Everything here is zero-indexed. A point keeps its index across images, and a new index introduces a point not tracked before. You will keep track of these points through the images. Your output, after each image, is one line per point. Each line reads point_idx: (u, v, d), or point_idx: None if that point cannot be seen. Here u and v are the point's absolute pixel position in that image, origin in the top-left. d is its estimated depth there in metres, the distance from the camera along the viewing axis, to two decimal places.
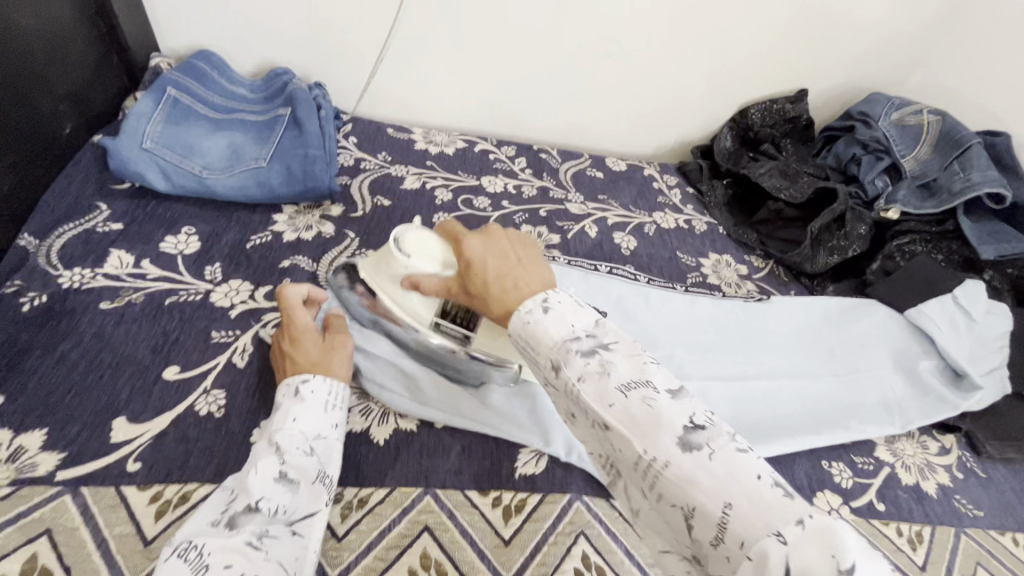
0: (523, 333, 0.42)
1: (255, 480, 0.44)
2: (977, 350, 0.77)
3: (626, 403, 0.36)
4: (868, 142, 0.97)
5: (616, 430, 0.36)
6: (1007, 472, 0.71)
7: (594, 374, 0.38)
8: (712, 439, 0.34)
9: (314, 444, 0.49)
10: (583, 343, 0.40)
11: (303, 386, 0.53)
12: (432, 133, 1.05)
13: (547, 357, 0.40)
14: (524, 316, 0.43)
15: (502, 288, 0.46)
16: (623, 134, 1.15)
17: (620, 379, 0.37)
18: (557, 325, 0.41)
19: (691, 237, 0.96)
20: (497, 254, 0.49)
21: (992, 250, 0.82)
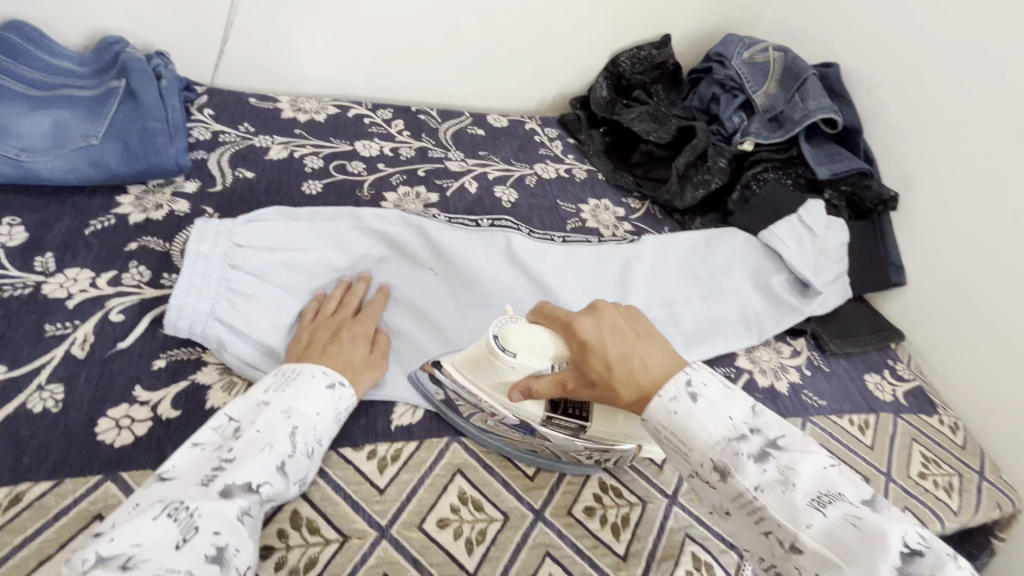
0: (668, 423, 0.47)
1: (261, 459, 0.44)
2: (821, 262, 0.86)
3: (826, 523, 0.39)
4: (724, 81, 1.03)
5: (812, 549, 0.39)
6: (847, 364, 0.81)
7: (772, 485, 0.42)
8: (933, 564, 0.36)
9: (315, 449, 0.49)
10: (748, 446, 0.44)
11: (340, 386, 0.53)
12: (301, 100, 1.00)
13: (707, 458, 0.44)
14: (669, 405, 0.47)
15: (628, 371, 0.49)
16: (503, 90, 1.15)
17: (808, 494, 0.41)
18: (712, 424, 0.45)
19: (571, 185, 0.99)
20: (612, 334, 0.51)
21: (826, 170, 0.91)
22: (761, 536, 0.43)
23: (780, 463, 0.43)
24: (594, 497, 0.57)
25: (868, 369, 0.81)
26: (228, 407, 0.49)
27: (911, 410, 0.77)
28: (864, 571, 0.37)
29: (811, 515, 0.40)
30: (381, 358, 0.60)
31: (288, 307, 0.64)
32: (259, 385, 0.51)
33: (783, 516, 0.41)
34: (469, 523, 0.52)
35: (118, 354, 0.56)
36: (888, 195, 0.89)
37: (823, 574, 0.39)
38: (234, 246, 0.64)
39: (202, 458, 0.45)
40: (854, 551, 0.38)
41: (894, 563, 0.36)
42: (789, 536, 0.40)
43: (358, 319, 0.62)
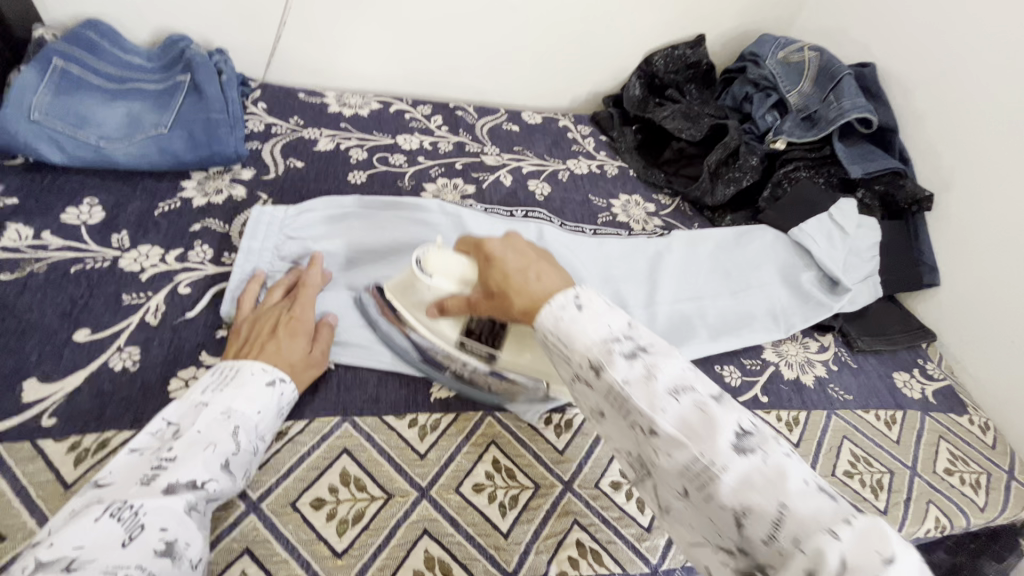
0: (555, 328, 0.45)
1: (205, 459, 0.45)
2: (852, 261, 0.87)
3: (679, 408, 0.39)
4: (758, 81, 1.05)
5: (669, 435, 0.38)
6: (875, 361, 0.82)
7: (637, 378, 0.41)
8: (761, 444, 0.37)
9: (258, 444, 0.50)
10: (623, 346, 0.43)
11: (279, 381, 0.53)
12: (346, 96, 1.05)
13: (585, 357, 0.43)
14: (556, 312, 0.45)
15: (524, 282, 0.49)
16: (538, 87, 1.18)
17: (669, 385, 0.40)
18: (592, 326, 0.44)
19: (603, 180, 1.02)
20: (516, 252, 0.52)
21: (859, 169, 0.91)
22: (627, 428, 0.42)
23: (648, 361, 0.42)
24: (621, 473, 0.59)
25: (896, 367, 0.82)
26: (166, 411, 0.49)
27: (939, 409, 0.78)
28: (706, 449, 0.37)
29: (665, 401, 0.39)
30: (322, 354, 0.59)
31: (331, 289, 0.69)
32: (197, 386, 0.51)
33: (644, 403, 0.40)
34: (502, 489, 0.55)
35: (186, 323, 0.62)
36: (923, 195, 0.89)
37: (672, 455, 0.38)
38: (284, 238, 0.72)
39: (141, 461, 0.45)
40: (699, 431, 0.38)
41: (729, 440, 0.37)
42: (647, 421, 0.40)
43: (296, 309, 0.60)
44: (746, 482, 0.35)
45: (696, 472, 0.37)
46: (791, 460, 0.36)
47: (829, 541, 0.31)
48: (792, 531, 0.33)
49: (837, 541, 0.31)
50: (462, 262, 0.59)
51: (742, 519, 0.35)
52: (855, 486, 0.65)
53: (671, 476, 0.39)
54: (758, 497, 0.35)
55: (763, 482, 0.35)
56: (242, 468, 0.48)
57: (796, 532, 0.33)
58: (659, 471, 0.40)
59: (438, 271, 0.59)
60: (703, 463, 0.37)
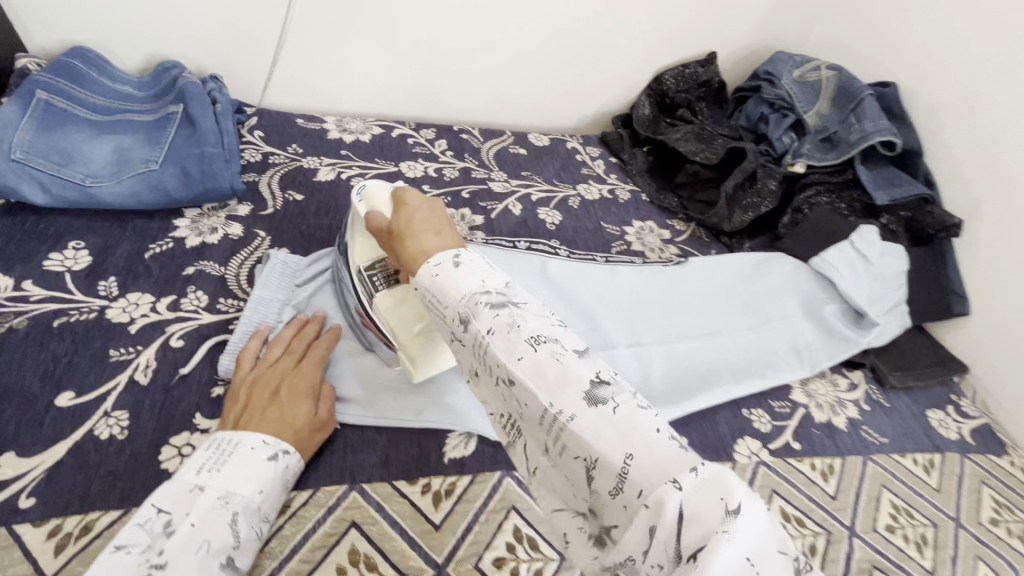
0: (429, 284, 0.45)
1: (200, 562, 0.41)
2: (878, 290, 0.83)
3: (536, 356, 0.38)
4: (773, 101, 1.01)
5: (522, 382, 0.38)
6: (908, 399, 0.78)
7: (502, 328, 0.40)
8: (616, 393, 0.36)
9: (260, 527, 0.46)
10: (492, 298, 0.42)
11: (284, 454, 0.49)
12: (346, 121, 1.01)
13: (455, 310, 0.43)
14: (431, 270, 0.45)
15: (417, 234, 0.50)
16: (545, 107, 1.14)
17: (531, 333, 0.39)
18: (464, 279, 0.43)
19: (615, 206, 0.98)
20: (426, 207, 0.54)
21: (884, 196, 0.87)
22: (496, 386, 0.41)
23: (514, 312, 0.41)
24: None
25: (930, 405, 0.78)
26: (155, 496, 0.44)
27: (978, 450, 0.74)
28: (555, 398, 0.36)
29: (523, 347, 0.38)
30: (327, 417, 0.55)
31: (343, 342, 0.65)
32: (187, 464, 0.46)
33: (501, 354, 0.39)
34: (525, 564, 0.51)
35: (180, 381, 0.57)
36: (951, 221, 0.85)
37: (527, 403, 0.38)
38: (295, 289, 0.69)
39: (124, 563, 0.40)
40: (552, 382, 0.37)
41: (581, 391, 0.36)
42: (504, 372, 0.39)
43: (300, 369, 0.57)
44: (593, 429, 0.34)
45: (549, 420, 0.36)
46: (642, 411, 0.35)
47: (672, 490, 0.30)
48: (637, 485, 0.32)
49: (679, 490, 0.30)
50: (386, 207, 0.59)
51: (609, 498, 0.34)
52: (897, 543, 0.61)
53: (535, 429, 0.38)
54: (606, 442, 0.34)
55: (608, 433, 0.34)
56: (243, 564, 0.43)
57: (639, 484, 0.32)
58: (527, 423, 0.39)
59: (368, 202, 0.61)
60: (553, 414, 0.36)
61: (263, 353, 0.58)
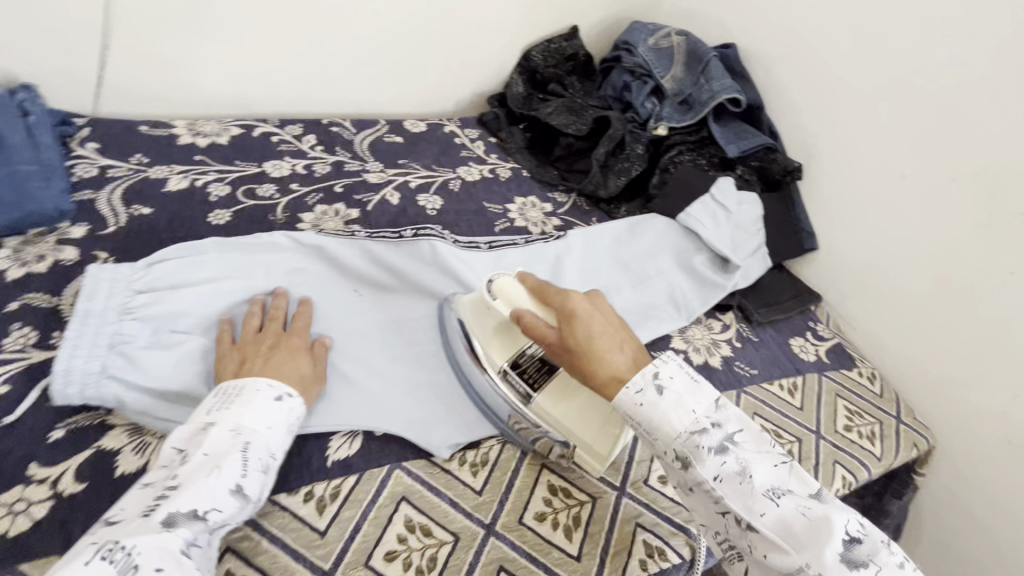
0: (635, 413, 0.51)
1: (212, 483, 0.44)
2: (739, 236, 0.90)
3: (780, 511, 0.46)
4: (633, 69, 1.06)
5: (764, 535, 0.46)
6: (773, 331, 0.85)
7: (730, 475, 0.48)
8: (873, 556, 0.43)
9: (268, 463, 0.49)
10: (713, 440, 0.48)
11: (288, 396, 0.54)
12: (199, 123, 0.93)
13: (673, 449, 0.49)
14: (636, 398, 0.51)
15: (606, 343, 0.55)
16: (419, 91, 1.12)
17: (766, 487, 0.47)
18: (677, 412, 0.49)
19: (496, 185, 0.99)
20: (601, 314, 0.57)
21: (735, 149, 0.96)
22: (713, 512, 0.49)
23: (739, 456, 0.48)
24: (544, 502, 0.57)
25: (792, 333, 0.86)
26: (173, 439, 0.48)
27: (833, 367, 0.82)
28: (813, 559, 0.43)
29: (764, 505, 0.46)
30: (321, 373, 0.60)
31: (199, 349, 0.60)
32: (201, 408, 0.51)
33: (738, 505, 0.47)
34: (418, 552, 0.51)
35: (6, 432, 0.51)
36: (793, 165, 0.94)
37: (771, 556, 0.45)
38: (134, 295, 0.60)
39: (147, 495, 0.44)
40: (805, 540, 0.44)
41: (837, 552, 0.43)
42: (746, 521, 0.46)
43: (291, 334, 0.61)
44: None
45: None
46: (899, 569, 0.43)
47: None
48: None
49: None
50: (525, 302, 0.61)
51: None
52: None
53: (767, 569, 0.46)
54: None
55: None
56: (253, 494, 0.47)
57: None
58: (756, 562, 0.47)
59: (505, 296, 0.62)
60: (806, 572, 0.43)
61: (242, 333, 0.61)
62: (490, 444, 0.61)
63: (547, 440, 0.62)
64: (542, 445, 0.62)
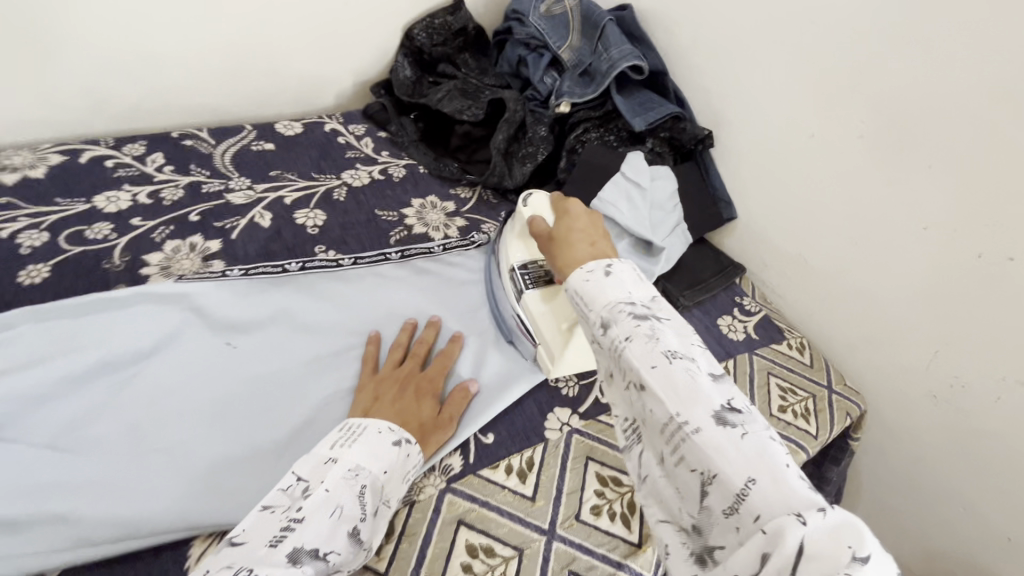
0: (581, 290, 0.50)
1: (329, 525, 0.42)
2: (657, 215, 0.84)
3: (668, 369, 0.42)
4: (527, 41, 0.96)
5: (652, 391, 0.42)
6: (700, 314, 0.81)
7: (640, 338, 0.44)
8: (745, 424, 0.40)
9: (377, 508, 0.48)
10: (635, 309, 0.46)
11: (406, 441, 0.52)
12: (4, 154, 0.75)
13: (599, 314, 0.48)
14: (585, 275, 0.51)
15: (577, 239, 0.58)
16: (288, 86, 0.97)
17: (667, 347, 0.43)
18: (615, 290, 0.48)
19: (389, 188, 0.87)
20: (590, 223, 0.61)
21: (642, 121, 0.88)
22: (628, 395, 0.45)
23: (654, 326, 0.45)
24: (463, 569, 0.50)
25: (719, 313, 0.82)
26: (297, 467, 0.47)
27: (762, 343, 0.79)
28: (685, 411, 0.40)
29: (669, 365, 0.42)
30: (450, 421, 0.58)
31: (10, 453, 0.47)
32: (324, 442, 0.50)
33: (637, 360, 0.44)
34: None
35: None
36: (704, 133, 0.87)
37: (653, 410, 0.42)
38: None
39: (272, 521, 0.43)
40: (681, 393, 0.41)
41: (712, 410, 0.40)
42: (637, 377, 0.43)
43: (428, 373, 0.61)
44: (715, 447, 0.39)
45: (671, 427, 0.41)
46: (773, 446, 0.38)
47: (795, 521, 0.33)
48: (755, 508, 0.36)
49: (802, 522, 0.33)
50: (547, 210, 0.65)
51: (686, 472, 0.40)
52: None
53: (655, 433, 0.43)
54: (722, 462, 0.38)
55: (732, 452, 0.38)
56: (366, 538, 0.45)
57: (757, 509, 0.36)
58: (648, 424, 0.44)
59: (535, 207, 0.69)
60: (678, 421, 0.41)
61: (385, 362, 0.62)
62: (397, 507, 0.52)
63: (462, 490, 0.55)
64: (458, 497, 0.54)
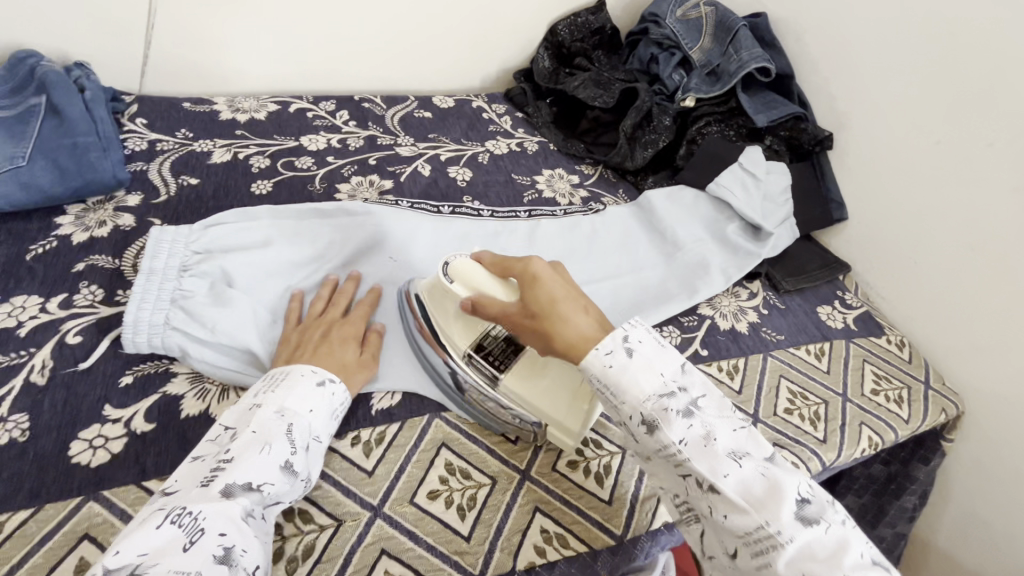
0: (603, 376, 0.48)
1: (260, 462, 0.45)
2: (769, 206, 0.90)
3: (741, 473, 0.44)
4: (661, 41, 1.06)
5: (728, 497, 0.44)
6: (800, 299, 0.86)
7: (696, 440, 0.45)
8: (822, 513, 0.43)
9: (312, 443, 0.50)
10: (677, 403, 0.46)
11: (328, 382, 0.53)
12: (238, 100, 0.97)
13: (637, 412, 0.47)
14: (605, 360, 0.47)
15: (568, 309, 0.50)
16: (448, 67, 1.13)
17: (728, 449, 0.46)
18: (645, 377, 0.47)
19: (524, 158, 1.00)
20: (560, 280, 0.53)
21: (764, 118, 0.95)
22: (681, 479, 0.47)
23: (704, 421, 0.46)
24: (576, 452, 0.59)
25: (819, 301, 0.86)
26: (223, 416, 0.49)
27: (861, 334, 0.83)
28: (771, 518, 0.42)
29: (726, 466, 0.44)
30: (370, 359, 0.60)
31: (249, 303, 0.62)
32: (249, 392, 0.52)
33: (704, 471, 0.45)
34: (459, 492, 0.53)
35: (84, 379, 0.56)
36: (824, 134, 0.93)
37: (728, 516, 0.44)
38: (193, 255, 0.65)
39: (201, 467, 0.45)
40: (761, 501, 0.43)
41: (794, 512, 0.42)
42: (706, 480, 0.44)
43: (348, 320, 0.61)
44: (808, 553, 0.42)
45: (759, 540, 0.42)
46: (850, 531, 0.43)
47: None
48: None
49: None
50: (486, 287, 0.57)
51: (768, 574, 0.42)
52: (795, 422, 0.69)
53: (723, 532, 0.45)
54: (820, 568, 0.41)
55: (824, 554, 0.42)
56: (301, 470, 0.47)
57: None
58: (710, 523, 0.46)
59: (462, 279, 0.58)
60: (767, 531, 0.42)
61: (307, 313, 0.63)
62: None
63: None
64: None
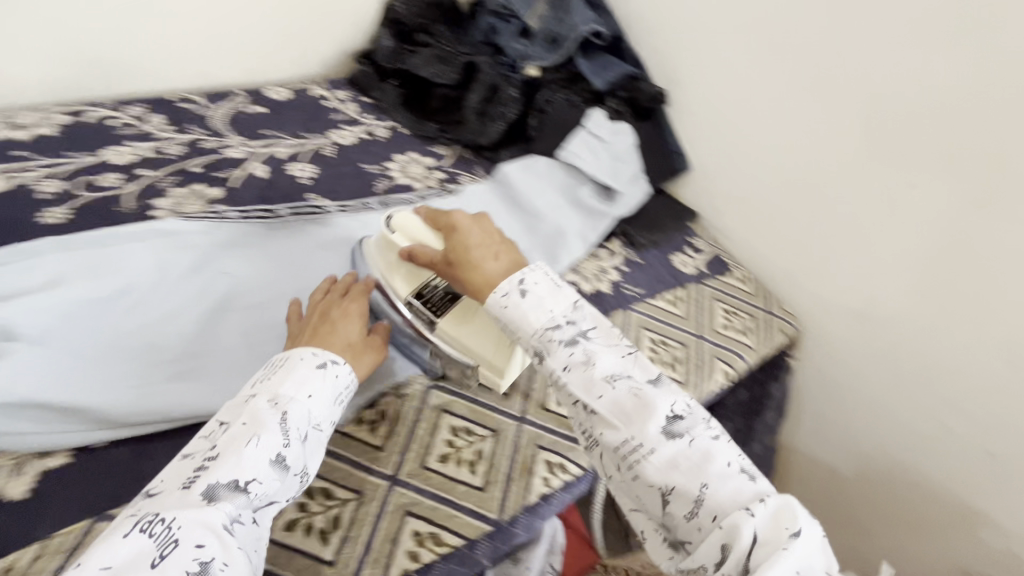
0: (500, 314, 0.51)
1: (250, 457, 0.43)
2: (617, 165, 0.93)
3: (614, 395, 0.47)
4: (498, 10, 1.04)
5: (603, 415, 0.47)
6: (657, 252, 0.90)
7: (577, 364, 0.48)
8: (690, 428, 0.46)
9: (310, 432, 0.49)
10: (564, 334, 0.49)
11: (331, 364, 0.52)
12: (14, 114, 0.81)
13: (529, 342, 0.50)
14: (500, 299, 0.51)
15: (481, 255, 0.55)
16: (277, 55, 1.04)
17: (604, 372, 0.48)
18: (537, 309, 0.50)
19: (374, 146, 0.95)
20: (483, 230, 0.57)
21: (601, 80, 0.97)
22: (575, 408, 0.49)
23: (587, 348, 0.49)
24: (447, 445, 0.58)
25: (674, 251, 0.92)
26: (221, 412, 0.48)
27: (712, 276, 0.89)
28: (636, 433, 0.45)
29: (602, 389, 0.47)
30: (377, 340, 0.60)
31: (43, 355, 0.54)
32: (248, 383, 0.51)
33: (580, 392, 0.48)
34: (321, 515, 0.50)
35: None
36: (657, 92, 0.97)
37: (606, 432, 0.47)
38: None
39: (190, 466, 0.44)
40: (630, 414, 0.46)
41: (660, 427, 0.45)
42: (587, 406, 0.47)
43: (346, 300, 0.61)
44: (671, 464, 0.44)
45: (628, 453, 0.46)
46: (716, 445, 0.45)
47: (746, 517, 0.41)
48: (711, 511, 0.43)
49: (750, 517, 0.41)
50: (426, 236, 0.62)
51: (644, 486, 0.46)
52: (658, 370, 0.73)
53: (607, 452, 0.48)
54: (681, 478, 0.44)
55: (686, 465, 0.44)
56: (293, 464, 0.46)
57: (714, 510, 0.43)
58: (603, 445, 0.48)
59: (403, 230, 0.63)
60: (631, 447, 0.46)
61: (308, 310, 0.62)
62: (388, 400, 0.61)
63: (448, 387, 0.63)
64: (443, 393, 0.63)
